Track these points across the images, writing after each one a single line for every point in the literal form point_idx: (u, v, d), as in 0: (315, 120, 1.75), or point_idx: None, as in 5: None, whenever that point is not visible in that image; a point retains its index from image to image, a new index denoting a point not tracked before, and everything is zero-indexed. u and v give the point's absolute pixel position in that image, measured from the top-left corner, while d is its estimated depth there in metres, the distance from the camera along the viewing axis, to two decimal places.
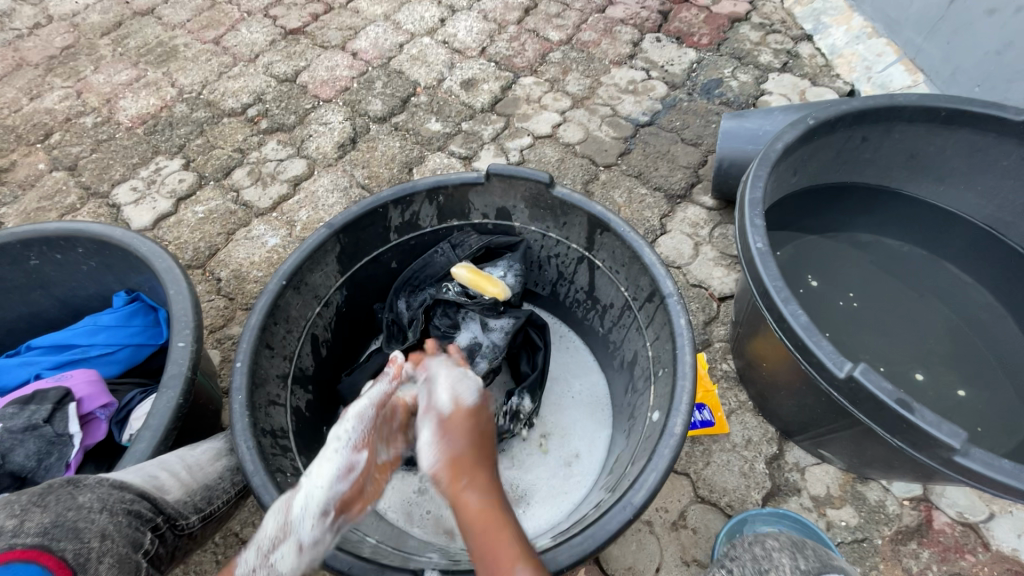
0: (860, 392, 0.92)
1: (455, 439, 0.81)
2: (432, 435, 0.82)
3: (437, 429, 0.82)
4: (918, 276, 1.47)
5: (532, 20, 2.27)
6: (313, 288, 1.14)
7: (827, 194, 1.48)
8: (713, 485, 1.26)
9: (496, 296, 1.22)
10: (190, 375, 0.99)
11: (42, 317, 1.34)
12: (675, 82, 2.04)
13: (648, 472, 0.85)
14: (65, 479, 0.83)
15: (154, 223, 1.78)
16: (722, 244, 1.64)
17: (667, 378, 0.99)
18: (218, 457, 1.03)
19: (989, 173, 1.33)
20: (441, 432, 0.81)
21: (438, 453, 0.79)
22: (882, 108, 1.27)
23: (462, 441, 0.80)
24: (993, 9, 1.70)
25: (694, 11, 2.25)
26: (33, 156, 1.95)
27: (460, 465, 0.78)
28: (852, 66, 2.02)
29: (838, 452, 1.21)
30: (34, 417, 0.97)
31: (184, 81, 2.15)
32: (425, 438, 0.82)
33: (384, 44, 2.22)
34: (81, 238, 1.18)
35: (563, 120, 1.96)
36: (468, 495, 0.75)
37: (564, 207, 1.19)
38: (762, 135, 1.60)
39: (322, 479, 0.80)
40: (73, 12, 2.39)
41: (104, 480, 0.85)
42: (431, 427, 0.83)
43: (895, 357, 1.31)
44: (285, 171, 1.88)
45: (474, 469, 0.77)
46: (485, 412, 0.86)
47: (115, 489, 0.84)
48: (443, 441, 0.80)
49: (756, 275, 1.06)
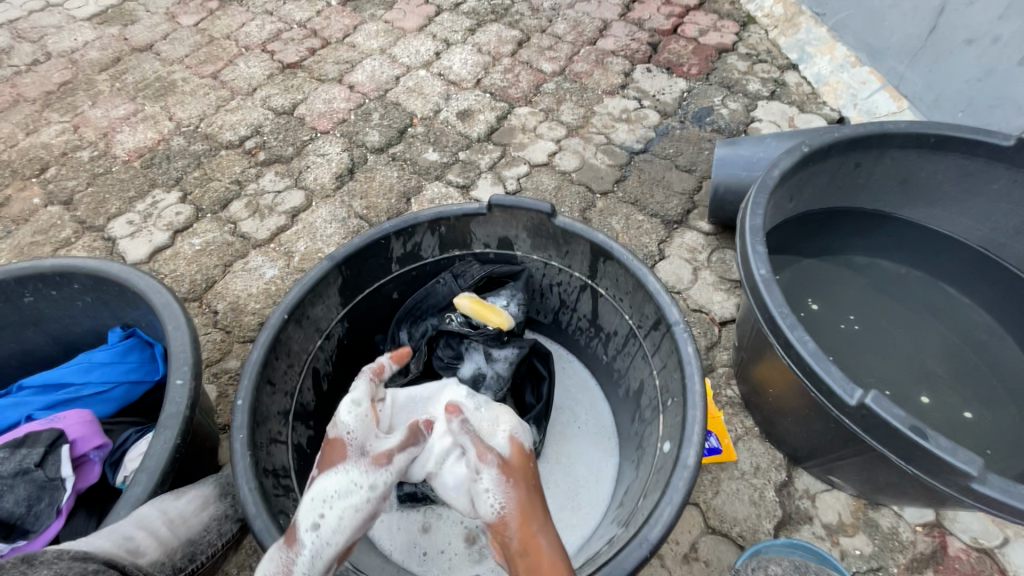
0: (871, 419, 0.92)
1: (518, 484, 0.81)
2: (499, 478, 0.80)
3: (500, 474, 0.81)
4: (916, 297, 1.48)
5: (526, 52, 2.33)
6: (315, 322, 1.13)
7: (823, 219, 1.50)
8: (723, 515, 1.23)
9: (500, 326, 1.19)
10: (188, 414, 0.97)
11: (35, 355, 1.31)
12: (668, 110, 2.09)
13: (662, 507, 0.84)
14: (20, 556, 0.73)
15: (150, 257, 1.76)
16: (721, 269, 1.65)
17: (676, 407, 0.99)
18: (205, 506, 0.97)
19: (981, 197, 1.36)
20: (506, 475, 0.81)
21: (505, 500, 0.78)
22: (873, 136, 1.30)
23: (528, 489, 0.81)
24: (971, 39, 1.76)
25: (682, 43, 2.32)
26: (28, 191, 1.94)
27: (530, 510, 0.78)
28: (838, 94, 2.08)
29: (848, 478, 1.19)
30: (26, 461, 0.95)
31: (182, 114, 2.16)
32: (491, 481, 0.80)
33: (381, 76, 2.26)
34: (78, 274, 1.17)
35: (558, 148, 1.99)
36: (542, 540, 0.76)
37: (566, 236, 1.20)
38: (757, 161, 1.63)
39: (334, 538, 0.77)
40: (72, 49, 2.41)
41: (62, 553, 0.75)
42: (494, 470, 0.81)
43: (900, 380, 1.31)
44: (283, 202, 1.88)
45: (544, 517, 0.79)
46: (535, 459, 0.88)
47: (77, 562, 0.75)
48: (510, 485, 0.79)
49: (761, 301, 1.06)
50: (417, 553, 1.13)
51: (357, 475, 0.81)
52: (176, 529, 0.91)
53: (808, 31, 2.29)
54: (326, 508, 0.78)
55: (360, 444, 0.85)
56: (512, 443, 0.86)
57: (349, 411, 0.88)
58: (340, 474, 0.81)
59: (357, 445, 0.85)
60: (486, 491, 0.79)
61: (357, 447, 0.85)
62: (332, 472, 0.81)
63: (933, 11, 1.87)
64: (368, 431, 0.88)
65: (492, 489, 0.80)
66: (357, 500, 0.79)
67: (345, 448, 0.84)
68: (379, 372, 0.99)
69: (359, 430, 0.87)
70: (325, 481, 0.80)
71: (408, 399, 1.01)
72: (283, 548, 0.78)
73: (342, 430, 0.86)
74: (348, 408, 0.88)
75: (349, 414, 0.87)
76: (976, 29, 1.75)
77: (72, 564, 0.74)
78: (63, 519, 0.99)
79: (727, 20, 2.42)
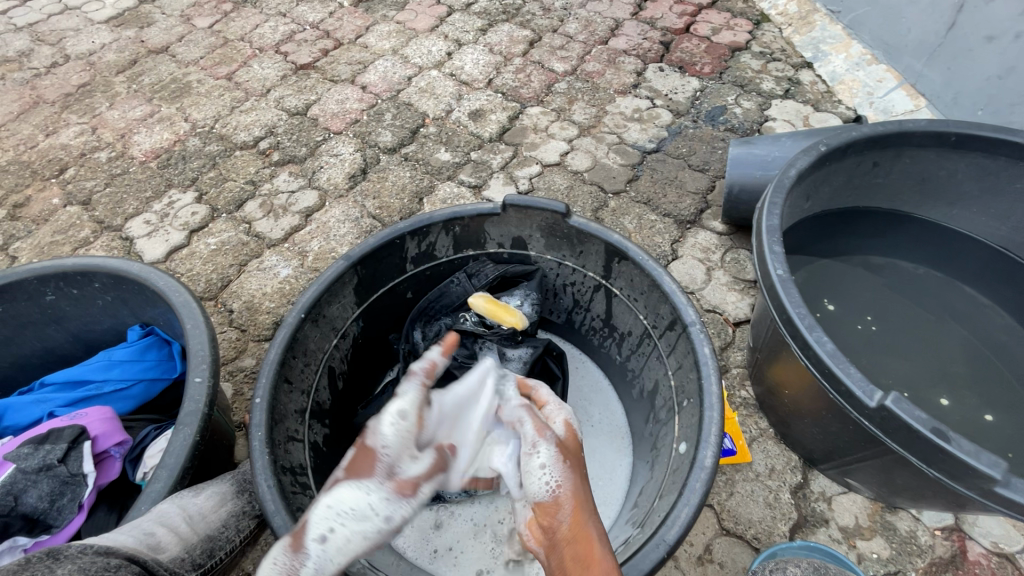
0: (892, 422, 0.91)
1: (573, 467, 0.83)
2: (557, 457, 0.82)
3: (559, 453, 0.83)
4: (934, 298, 1.46)
5: (537, 52, 2.33)
6: (330, 321, 1.14)
7: (839, 218, 1.49)
8: (738, 517, 1.22)
9: (514, 326, 1.20)
10: (207, 412, 0.98)
11: (56, 353, 1.33)
12: (680, 110, 2.08)
13: (679, 508, 0.84)
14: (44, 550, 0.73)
15: (166, 256, 1.79)
16: (734, 269, 1.64)
17: (692, 408, 0.98)
18: (222, 503, 0.99)
19: (1003, 197, 1.34)
20: (562, 456, 0.83)
21: (562, 480, 0.80)
22: (892, 135, 1.28)
23: (581, 475, 0.83)
24: (992, 36, 1.73)
25: (695, 42, 2.31)
26: (47, 192, 1.97)
27: (582, 496, 0.81)
28: (854, 92, 2.05)
29: (865, 481, 1.18)
30: (49, 457, 0.98)
31: (198, 116, 2.19)
32: (549, 458, 0.82)
33: (393, 77, 2.27)
34: (98, 273, 1.18)
35: (570, 148, 1.99)
36: (591, 530, 0.78)
37: (580, 236, 1.20)
38: (771, 160, 1.62)
39: (342, 556, 0.72)
40: (90, 51, 2.45)
41: (87, 547, 0.76)
42: (552, 447, 0.84)
43: (918, 382, 1.29)
44: (297, 203, 1.89)
45: (592, 508, 0.82)
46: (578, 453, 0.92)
47: (100, 556, 0.75)
48: (568, 467, 0.82)
49: (778, 302, 1.06)
50: (428, 549, 1.13)
51: (376, 498, 0.75)
52: (195, 526, 0.92)
53: (823, 29, 2.26)
54: (337, 523, 0.72)
55: (391, 462, 0.79)
56: (567, 429, 0.91)
57: (392, 422, 0.81)
58: (359, 494, 0.74)
59: (387, 463, 0.78)
60: (543, 467, 0.81)
61: (387, 466, 0.78)
62: (353, 484, 0.75)
63: (952, 8, 1.84)
64: (403, 447, 0.80)
65: (547, 468, 0.81)
66: (371, 528, 0.73)
67: (374, 463, 0.78)
68: (431, 373, 0.89)
69: (395, 445, 0.80)
70: (342, 492, 0.74)
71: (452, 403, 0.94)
72: (286, 551, 0.72)
73: (379, 442, 0.80)
74: (391, 419, 0.81)
75: (392, 428, 0.81)
76: (996, 26, 1.72)
77: (95, 558, 0.74)
78: (84, 515, 1.01)
79: (741, 18, 2.40)
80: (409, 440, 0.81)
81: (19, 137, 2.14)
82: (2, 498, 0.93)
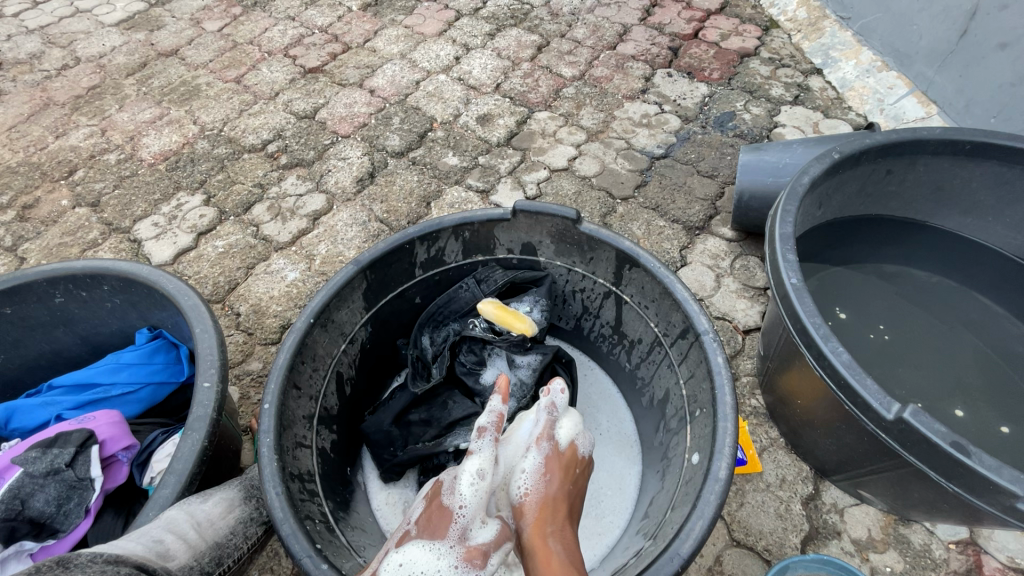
0: (910, 435, 0.90)
1: (553, 480, 0.87)
2: (538, 466, 0.88)
3: (542, 463, 0.88)
4: (949, 308, 1.44)
5: (545, 57, 2.32)
6: (339, 326, 1.13)
7: (851, 226, 1.47)
8: (749, 527, 1.20)
9: (524, 332, 1.20)
10: (215, 417, 0.98)
11: (63, 355, 1.33)
12: (689, 115, 2.07)
13: (693, 520, 0.83)
14: (52, 559, 0.72)
15: (174, 258, 1.79)
16: (744, 276, 1.63)
17: (705, 419, 0.97)
18: (230, 510, 0.98)
19: (1018, 206, 1.33)
20: (545, 467, 0.88)
21: (532, 488, 0.85)
22: (905, 143, 1.28)
23: (560, 488, 0.86)
24: (1005, 44, 1.72)
25: (704, 47, 2.30)
26: (56, 193, 1.98)
27: (553, 508, 0.84)
28: (864, 99, 2.04)
29: (878, 494, 1.16)
30: (57, 461, 0.97)
31: (206, 118, 2.19)
32: (529, 464, 0.87)
33: (401, 81, 2.27)
34: (108, 276, 1.18)
35: (578, 153, 1.98)
36: (551, 542, 0.80)
37: (591, 242, 1.19)
38: (782, 166, 1.61)
39: None
40: (100, 54, 2.46)
41: (96, 555, 0.75)
42: (539, 456, 0.89)
43: (933, 392, 1.27)
44: (304, 206, 1.89)
45: (561, 521, 0.84)
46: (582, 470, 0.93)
47: (108, 565, 0.74)
48: (546, 479, 0.86)
49: (791, 311, 1.05)
50: None
51: (446, 566, 0.76)
52: (203, 532, 0.92)
53: (833, 36, 2.25)
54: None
55: (463, 526, 0.80)
56: (570, 446, 0.92)
57: (471, 485, 0.81)
58: (433, 562, 0.76)
59: (461, 525, 0.80)
60: (522, 470, 0.87)
61: (460, 529, 0.80)
62: (426, 549, 0.77)
63: (964, 15, 1.83)
64: (477, 511, 0.81)
65: (527, 472, 0.87)
66: None
67: (449, 525, 0.79)
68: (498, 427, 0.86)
69: (471, 507, 0.81)
70: (414, 553, 0.76)
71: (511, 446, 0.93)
72: None
73: (456, 503, 0.81)
74: (469, 480, 0.81)
75: (471, 490, 0.81)
76: (1010, 33, 1.71)
77: (104, 567, 0.74)
78: (90, 519, 1.02)
79: (749, 24, 2.39)
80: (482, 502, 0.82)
81: (29, 139, 2.15)
82: (9, 503, 0.92)
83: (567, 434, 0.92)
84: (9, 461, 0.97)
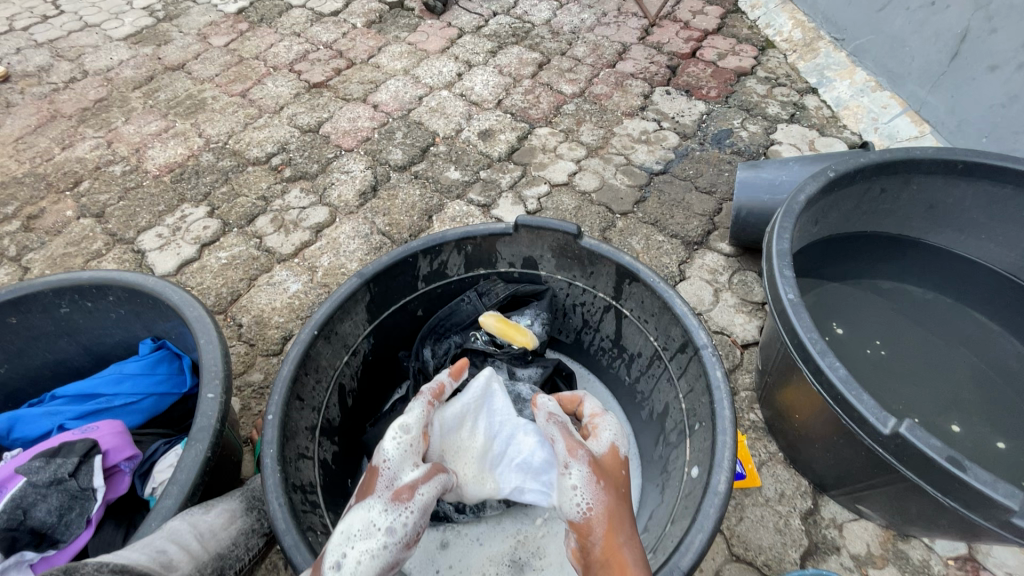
0: (907, 449, 0.91)
1: (607, 488, 0.82)
2: (589, 478, 0.81)
3: (591, 473, 0.82)
4: (944, 324, 1.46)
5: (546, 74, 2.37)
6: (342, 337, 1.15)
7: (847, 243, 1.50)
8: (748, 542, 1.21)
9: (525, 345, 1.21)
10: (219, 428, 0.99)
11: (66, 365, 1.33)
12: (687, 132, 2.11)
13: (693, 534, 0.83)
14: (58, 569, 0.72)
15: (177, 269, 1.80)
16: (742, 291, 1.65)
17: (704, 433, 0.98)
18: (232, 521, 0.98)
19: (1011, 224, 1.35)
20: (597, 476, 0.82)
21: (594, 503, 0.79)
22: (899, 162, 1.30)
23: (615, 494, 0.82)
24: (994, 66, 1.76)
25: (701, 66, 2.35)
26: (62, 204, 2.00)
27: (619, 518, 0.80)
28: (858, 118, 2.09)
29: (876, 508, 1.17)
30: (60, 471, 0.98)
31: (212, 131, 2.22)
32: (582, 479, 0.81)
33: (404, 96, 2.31)
34: (113, 287, 1.19)
35: (578, 168, 2.01)
36: (627, 552, 0.77)
37: (591, 257, 1.21)
38: (779, 183, 1.63)
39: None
40: (108, 67, 2.50)
41: (101, 566, 0.75)
42: (585, 467, 0.82)
43: (929, 408, 1.29)
44: (308, 218, 1.91)
45: (628, 528, 0.81)
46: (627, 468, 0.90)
47: None
48: (600, 487, 0.81)
49: (789, 326, 1.06)
50: (432, 569, 1.12)
51: (378, 512, 0.77)
52: (206, 543, 0.92)
53: (827, 56, 2.30)
54: (348, 548, 0.74)
55: (391, 476, 0.85)
56: (610, 450, 0.89)
57: (393, 439, 0.89)
58: (363, 513, 0.77)
59: (387, 477, 0.84)
60: (574, 487, 0.81)
61: (387, 479, 0.84)
62: (357, 507, 0.79)
63: (955, 38, 1.87)
64: (405, 460, 0.88)
65: (580, 487, 0.80)
66: (376, 543, 0.75)
67: (376, 479, 0.84)
68: (438, 394, 1.01)
69: (396, 459, 0.87)
70: (350, 515, 0.78)
71: (454, 415, 1.02)
72: None
73: (381, 459, 0.87)
74: (392, 436, 0.89)
75: (392, 443, 0.88)
76: (1000, 56, 1.74)
77: None
78: (91, 530, 1.01)
79: (746, 44, 2.45)
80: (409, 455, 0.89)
81: (35, 150, 2.17)
82: (11, 512, 0.93)
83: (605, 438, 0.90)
84: (13, 471, 0.98)
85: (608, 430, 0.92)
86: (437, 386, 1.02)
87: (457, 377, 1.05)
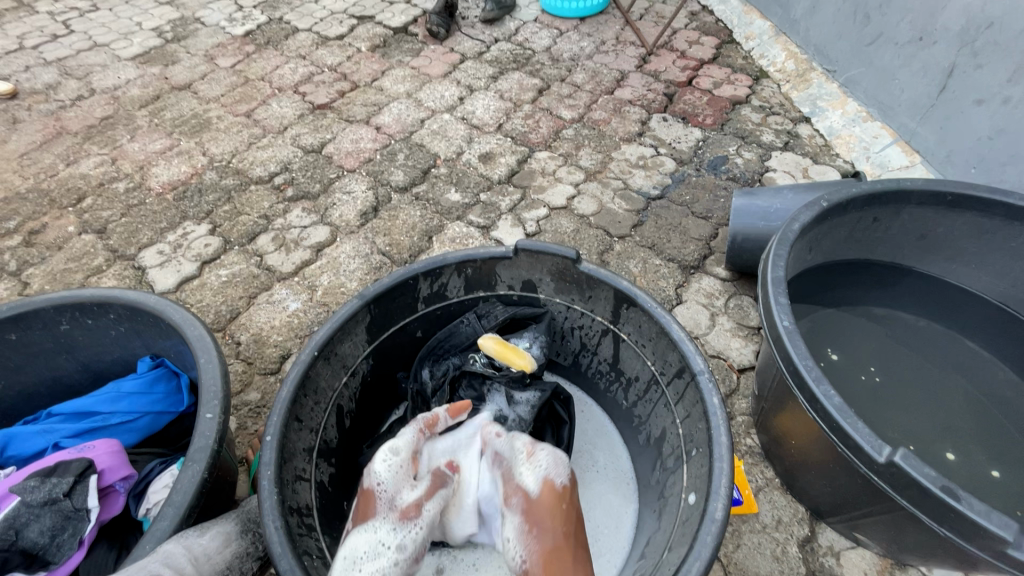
0: (902, 477, 0.91)
1: (542, 534, 0.88)
2: (522, 528, 0.89)
3: (523, 522, 0.89)
4: (935, 350, 1.48)
5: (546, 100, 2.42)
6: (342, 358, 1.15)
7: (841, 269, 1.52)
8: (745, 570, 1.20)
9: (523, 368, 1.21)
10: (216, 448, 0.98)
11: (63, 382, 1.33)
12: (683, 158, 2.15)
13: (690, 562, 0.83)
14: None
15: (177, 286, 1.81)
16: (738, 315, 1.67)
17: (701, 459, 0.99)
18: (227, 544, 0.97)
19: (1000, 254, 1.37)
20: (529, 524, 0.89)
21: (529, 552, 0.87)
22: (890, 192, 1.34)
23: (554, 535, 0.87)
24: (981, 100, 1.82)
25: (697, 94, 2.41)
26: (64, 220, 2.01)
27: (560, 558, 0.86)
28: (851, 147, 2.14)
29: (874, 537, 1.17)
30: (55, 491, 0.97)
31: (216, 150, 2.25)
32: (515, 531, 0.89)
33: (407, 119, 2.36)
34: (115, 304, 1.20)
35: (576, 192, 2.04)
36: None
37: (590, 281, 1.22)
38: (775, 211, 1.66)
39: None
40: (115, 86, 2.55)
41: None
42: (517, 516, 0.90)
43: (924, 435, 1.30)
44: (308, 237, 1.93)
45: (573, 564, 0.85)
46: (571, 494, 0.93)
47: None
48: (534, 536, 0.87)
49: (785, 353, 1.08)
50: None
51: (386, 533, 0.85)
52: (200, 567, 0.91)
53: (820, 86, 2.36)
54: (357, 569, 0.81)
55: (390, 497, 0.90)
56: (544, 486, 0.92)
57: (385, 461, 0.94)
58: (370, 535, 0.85)
59: (386, 499, 0.90)
60: (511, 540, 0.89)
61: (387, 500, 0.90)
62: (361, 531, 0.86)
63: (943, 72, 1.93)
64: (401, 482, 0.93)
65: (516, 539, 0.89)
66: (386, 561, 0.83)
67: (376, 502, 0.89)
68: (431, 424, 1.04)
69: (390, 481, 0.92)
70: (353, 541, 0.84)
71: (445, 446, 1.05)
72: None
73: (375, 481, 0.92)
74: (383, 458, 0.94)
75: (384, 465, 0.93)
76: (986, 90, 1.80)
77: None
78: (83, 551, 1.00)
79: (740, 73, 2.52)
80: (400, 477, 0.93)
81: (39, 166, 2.19)
82: (3, 532, 0.92)
83: (535, 475, 0.93)
84: (6, 490, 0.97)
85: (540, 464, 0.94)
86: (427, 416, 1.05)
87: (454, 414, 1.07)
